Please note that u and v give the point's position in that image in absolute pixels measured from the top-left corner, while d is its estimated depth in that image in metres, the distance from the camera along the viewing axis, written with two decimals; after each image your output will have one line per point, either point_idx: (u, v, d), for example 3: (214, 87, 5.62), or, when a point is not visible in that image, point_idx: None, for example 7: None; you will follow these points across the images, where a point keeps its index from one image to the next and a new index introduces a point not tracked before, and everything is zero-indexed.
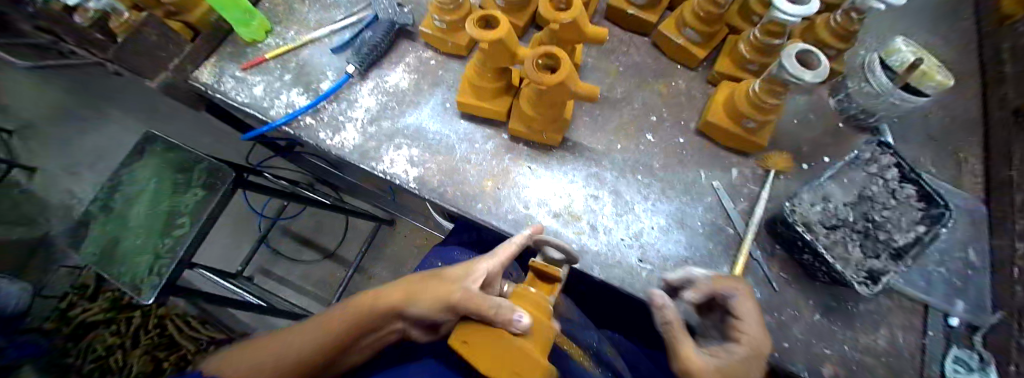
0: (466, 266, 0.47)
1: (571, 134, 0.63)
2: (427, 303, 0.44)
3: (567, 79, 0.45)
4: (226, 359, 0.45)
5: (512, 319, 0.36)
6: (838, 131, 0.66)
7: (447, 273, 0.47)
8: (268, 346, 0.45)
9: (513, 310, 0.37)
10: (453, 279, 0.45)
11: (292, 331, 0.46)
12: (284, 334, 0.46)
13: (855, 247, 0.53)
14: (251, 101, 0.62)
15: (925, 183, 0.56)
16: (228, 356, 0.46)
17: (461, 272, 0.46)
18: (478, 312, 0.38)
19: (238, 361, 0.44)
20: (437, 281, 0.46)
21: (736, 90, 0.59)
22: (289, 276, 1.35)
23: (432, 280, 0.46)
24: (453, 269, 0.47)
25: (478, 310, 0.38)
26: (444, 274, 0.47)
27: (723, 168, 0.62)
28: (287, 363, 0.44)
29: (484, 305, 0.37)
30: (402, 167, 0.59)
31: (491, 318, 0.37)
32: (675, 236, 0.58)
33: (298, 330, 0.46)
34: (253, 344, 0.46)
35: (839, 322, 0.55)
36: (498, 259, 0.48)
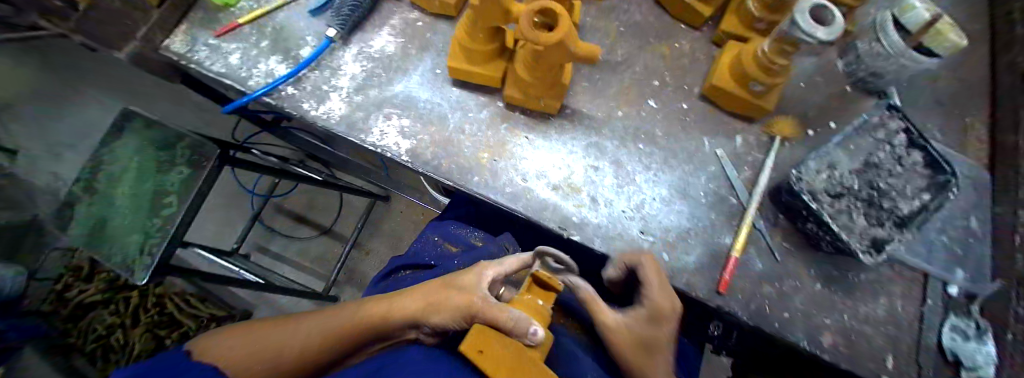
0: (480, 273, 0.47)
1: (570, 101, 0.60)
2: (445, 313, 0.44)
3: (566, 39, 0.42)
4: (226, 340, 0.46)
5: (529, 331, 0.36)
6: (846, 95, 0.63)
7: (462, 279, 0.47)
8: (272, 335, 0.47)
9: (533, 322, 0.37)
10: (471, 289, 0.44)
11: (290, 327, 0.47)
12: (282, 328, 0.47)
13: (860, 216, 0.52)
14: (228, 71, 0.58)
15: (934, 151, 0.54)
16: (226, 335, 0.47)
17: (477, 281, 0.46)
18: (498, 325, 0.37)
19: (236, 347, 0.46)
20: (453, 288, 0.46)
21: (744, 50, 0.55)
22: (285, 253, 1.34)
23: (449, 290, 0.46)
24: (469, 277, 0.47)
25: (497, 322, 0.37)
26: (459, 281, 0.47)
27: (727, 135, 0.60)
28: (288, 355, 0.45)
29: (507, 318, 0.37)
30: (393, 140, 0.56)
31: (515, 331, 0.36)
32: (677, 206, 0.56)
33: (303, 322, 0.48)
34: (256, 329, 0.48)
35: (839, 291, 0.55)
36: (507, 267, 0.49)
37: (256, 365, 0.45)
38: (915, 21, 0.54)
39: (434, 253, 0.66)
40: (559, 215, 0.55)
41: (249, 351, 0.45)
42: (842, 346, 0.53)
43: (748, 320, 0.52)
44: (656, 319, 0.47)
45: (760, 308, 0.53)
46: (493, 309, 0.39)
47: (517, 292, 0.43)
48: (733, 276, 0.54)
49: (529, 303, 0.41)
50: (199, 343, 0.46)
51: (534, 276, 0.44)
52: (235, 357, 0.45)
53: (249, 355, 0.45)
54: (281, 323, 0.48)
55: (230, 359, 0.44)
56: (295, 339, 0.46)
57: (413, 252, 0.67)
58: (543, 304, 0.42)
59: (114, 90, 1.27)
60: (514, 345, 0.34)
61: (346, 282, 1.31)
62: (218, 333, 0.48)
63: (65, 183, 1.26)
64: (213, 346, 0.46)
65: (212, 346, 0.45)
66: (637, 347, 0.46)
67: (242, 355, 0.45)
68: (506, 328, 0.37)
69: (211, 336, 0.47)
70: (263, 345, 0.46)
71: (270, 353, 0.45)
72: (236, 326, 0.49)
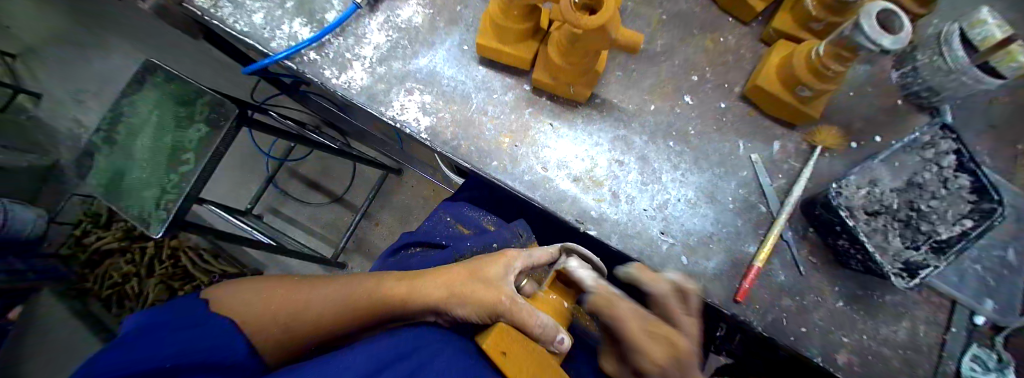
0: (508, 264, 0.47)
1: (600, 90, 0.57)
2: (470, 305, 0.44)
3: (608, 24, 0.40)
4: (243, 298, 0.46)
5: (557, 339, 0.41)
6: (896, 109, 0.59)
7: (489, 271, 0.46)
8: (288, 298, 0.46)
9: (559, 331, 0.41)
10: (502, 285, 0.44)
11: (306, 294, 0.47)
12: (297, 293, 0.47)
13: (896, 237, 0.49)
14: (251, 31, 0.56)
15: (984, 174, 0.49)
16: (242, 292, 0.46)
17: (505, 275, 0.46)
18: (526, 329, 0.40)
19: (249, 304, 0.45)
20: (480, 281, 0.45)
21: (796, 50, 0.52)
22: (297, 216, 1.35)
23: (475, 281, 0.45)
24: (495, 268, 0.46)
25: (526, 327, 0.40)
26: (485, 272, 0.46)
27: (764, 140, 0.57)
28: (304, 321, 0.45)
29: (536, 325, 0.40)
30: (414, 115, 0.54)
31: (542, 337, 0.40)
32: (702, 210, 0.54)
33: (321, 288, 0.47)
34: (274, 287, 0.47)
35: (861, 311, 0.53)
36: (534, 260, 0.49)
37: (270, 327, 0.44)
38: (986, 36, 0.50)
39: (446, 234, 0.65)
40: (578, 209, 0.53)
41: (262, 313, 0.45)
42: (857, 366, 0.51)
43: (763, 331, 0.51)
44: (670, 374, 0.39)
45: (776, 320, 0.51)
46: (522, 308, 0.41)
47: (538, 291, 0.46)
48: (752, 286, 0.52)
49: (552, 303, 0.45)
50: (216, 297, 0.46)
51: (557, 274, 0.46)
52: (252, 316, 0.44)
53: (265, 314, 0.44)
54: (299, 287, 0.47)
55: (245, 317, 0.44)
56: (313, 305, 0.46)
57: (425, 229, 0.66)
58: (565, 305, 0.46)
59: (137, 41, 1.23)
60: (533, 350, 0.38)
61: (354, 251, 1.32)
62: (235, 286, 0.47)
63: (88, 130, 1.28)
64: (231, 301, 0.45)
65: (232, 300, 0.45)
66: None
67: (258, 314, 0.44)
68: (535, 334, 0.40)
69: (229, 289, 0.47)
70: (276, 309, 0.45)
71: (287, 316, 0.45)
72: (254, 282, 0.48)
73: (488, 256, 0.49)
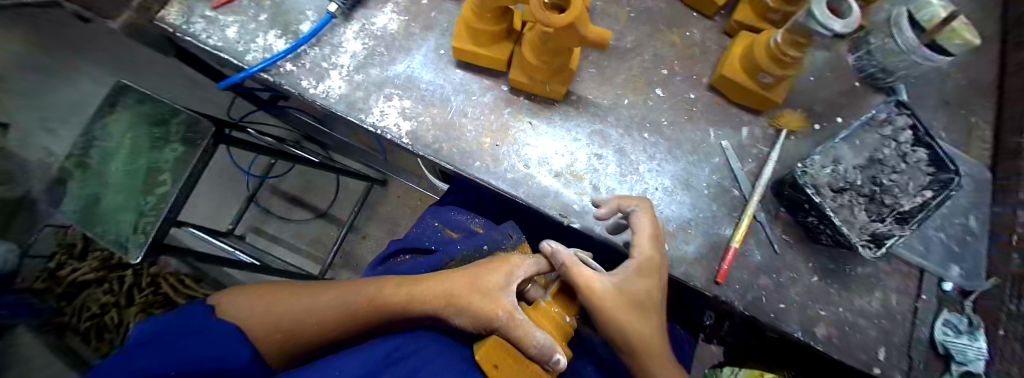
0: (510, 273, 0.47)
1: (575, 87, 0.60)
2: (468, 317, 0.44)
3: (578, 21, 0.42)
4: (248, 304, 0.46)
5: (555, 358, 0.39)
6: (855, 90, 0.62)
7: (491, 280, 0.46)
8: (293, 303, 0.46)
9: (557, 350, 0.39)
10: (500, 295, 0.43)
11: (310, 299, 0.46)
12: (301, 299, 0.47)
13: (861, 211, 0.51)
14: (225, 45, 0.56)
15: (939, 147, 0.53)
16: (247, 298, 0.46)
17: (506, 283, 0.45)
18: (523, 347, 0.39)
19: (256, 308, 0.45)
20: (481, 292, 0.44)
21: (756, 41, 0.54)
22: (280, 234, 1.32)
23: (476, 290, 0.45)
24: (497, 277, 0.46)
25: (522, 344, 0.39)
26: (484, 282, 0.45)
27: (734, 127, 0.59)
28: (307, 329, 0.45)
29: (532, 344, 0.39)
30: (394, 121, 0.55)
31: (538, 357, 0.39)
32: (680, 197, 0.56)
33: (320, 296, 0.47)
34: (273, 293, 0.47)
35: (836, 284, 0.55)
36: (540, 267, 0.48)
37: (274, 333, 0.44)
38: (930, 17, 0.52)
39: (434, 239, 0.65)
40: (560, 203, 0.54)
41: (267, 318, 0.45)
42: (835, 337, 0.53)
43: (744, 310, 0.52)
44: (643, 309, 0.45)
45: (756, 298, 0.53)
46: (520, 325, 0.40)
47: (542, 299, 0.45)
48: (731, 266, 0.53)
49: (553, 316, 0.44)
50: (224, 303, 0.47)
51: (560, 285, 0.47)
52: (256, 322, 0.44)
53: (269, 321, 0.44)
54: (302, 293, 0.47)
55: (250, 321, 0.44)
56: (315, 314, 0.45)
57: (412, 236, 0.66)
58: (567, 320, 0.44)
59: None
60: (528, 364, 0.39)
61: (342, 265, 1.30)
62: (237, 293, 0.48)
63: None
64: (238, 306, 0.46)
65: (235, 307, 0.46)
66: (626, 313, 0.43)
67: (260, 321, 0.44)
68: (532, 352, 0.39)
69: (237, 296, 0.47)
70: (280, 314, 0.45)
71: (290, 324, 0.45)
72: (260, 287, 0.48)
73: (490, 263, 0.48)
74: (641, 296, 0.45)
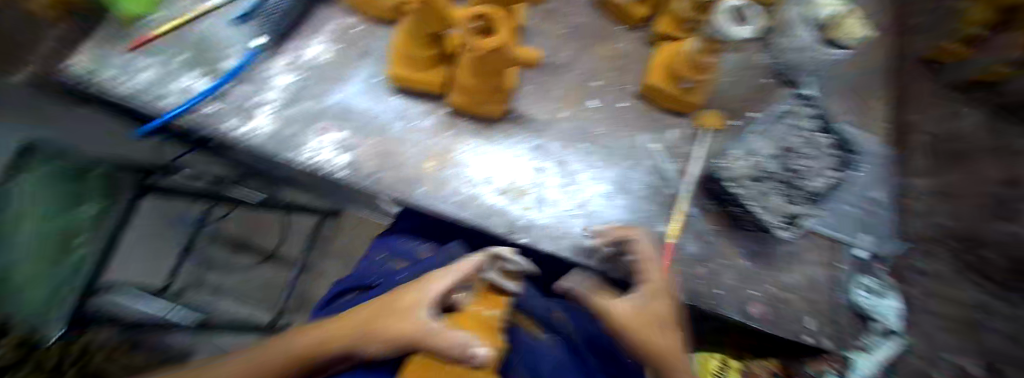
0: (424, 288, 0.41)
1: (514, 104, 0.62)
2: (378, 345, 0.37)
3: (504, 45, 0.44)
4: None
5: (475, 352, 0.33)
6: (764, 86, 0.68)
7: (399, 299, 0.40)
8: None
9: (480, 345, 0.33)
10: (411, 309, 0.38)
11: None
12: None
13: (778, 196, 0.56)
14: (139, 92, 0.54)
15: (839, 134, 0.62)
16: None
17: (416, 294, 0.40)
18: (446, 352, 0.34)
19: None
20: (388, 312, 0.38)
21: (676, 50, 0.59)
22: (226, 283, 1.25)
23: (382, 312, 0.39)
24: (408, 294, 0.40)
25: (445, 351, 0.34)
26: (393, 298, 0.39)
27: (661, 130, 0.63)
28: None
29: (455, 346, 0.34)
30: (328, 155, 0.54)
31: (463, 357, 0.33)
32: (619, 201, 0.59)
33: (209, 360, 0.40)
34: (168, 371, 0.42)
35: (764, 264, 0.60)
36: (459, 274, 0.43)
37: None
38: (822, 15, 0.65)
39: (379, 272, 0.62)
40: (507, 221, 0.56)
41: None
42: (768, 314, 0.57)
43: (686, 300, 0.55)
44: (656, 324, 0.43)
45: (694, 288, 0.56)
46: (439, 335, 0.35)
47: (467, 301, 0.45)
48: (671, 261, 0.57)
49: (477, 315, 0.43)
50: None
51: (489, 284, 0.48)
52: None
53: None
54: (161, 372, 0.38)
55: None
56: None
57: (357, 272, 0.63)
58: (490, 314, 0.44)
59: None
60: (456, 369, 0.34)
61: (296, 308, 1.26)
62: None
63: None
64: None
65: None
66: (649, 331, 0.43)
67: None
68: (456, 355, 0.34)
69: None
70: None
71: None
72: None
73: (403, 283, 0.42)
74: (665, 312, 0.45)
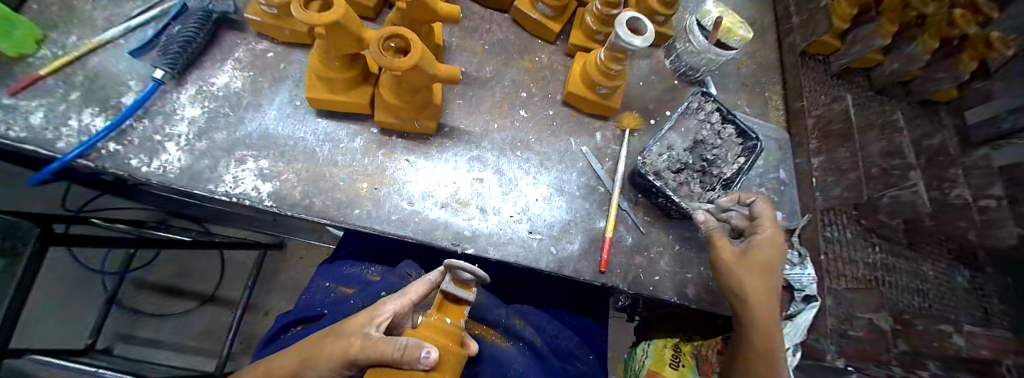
0: (371, 310, 0.45)
1: (446, 120, 0.63)
2: (323, 366, 0.41)
3: (420, 62, 0.45)
4: None
5: (420, 356, 0.36)
6: (676, 86, 0.75)
7: (348, 321, 0.44)
8: None
9: (425, 346, 0.36)
10: (354, 330, 0.42)
11: None
12: None
13: (697, 185, 0.62)
14: (29, 135, 0.49)
15: (739, 121, 0.65)
16: None
17: (364, 316, 0.44)
18: (391, 359, 0.36)
19: None
20: (333, 335, 0.42)
21: (589, 60, 0.63)
22: (157, 336, 1.13)
23: (331, 335, 0.43)
24: (357, 318, 0.44)
25: (385, 357, 0.37)
26: (345, 324, 0.44)
27: (589, 133, 0.67)
28: None
29: (396, 347, 0.36)
30: (251, 184, 0.52)
31: (405, 360, 0.36)
32: (557, 202, 0.61)
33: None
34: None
35: (696, 249, 0.62)
36: (405, 295, 0.47)
37: None
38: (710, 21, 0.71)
39: (327, 301, 0.61)
40: (451, 233, 0.56)
41: None
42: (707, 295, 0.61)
43: (629, 290, 0.57)
44: (769, 270, 0.51)
45: (635, 278, 0.59)
46: (378, 344, 0.38)
47: (428, 314, 0.42)
48: (611, 255, 0.59)
49: (438, 325, 0.41)
50: None
51: (444, 294, 0.43)
52: None
53: None
54: None
55: None
56: None
57: (303, 304, 0.61)
58: (451, 322, 0.41)
59: None
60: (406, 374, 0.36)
61: (242, 354, 1.15)
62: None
63: None
64: None
65: None
66: (756, 278, 0.50)
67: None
68: (400, 359, 0.36)
69: None
70: None
71: None
72: None
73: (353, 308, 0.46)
74: (766, 262, 0.51)
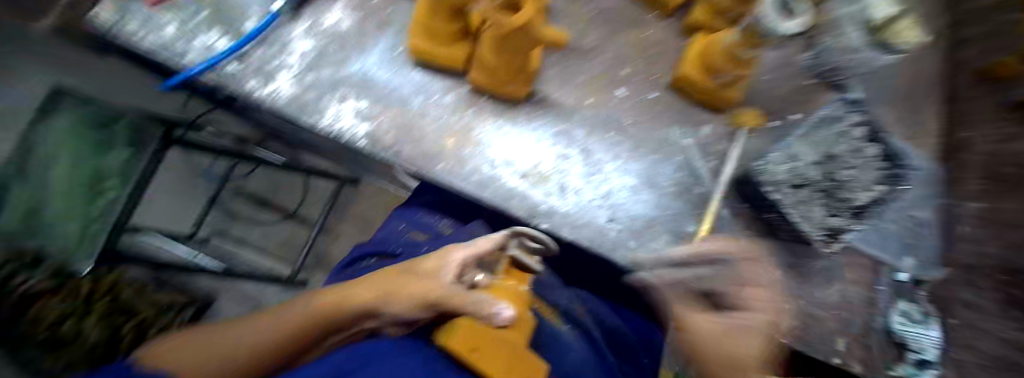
0: (446, 256, 0.44)
1: (539, 87, 0.58)
2: (404, 301, 0.40)
3: (530, 24, 0.41)
4: (170, 345, 0.39)
5: (497, 309, 0.35)
6: (809, 88, 0.63)
7: (426, 264, 0.44)
8: (219, 339, 0.40)
9: (501, 303, 0.36)
10: (431, 275, 0.41)
11: (237, 324, 0.42)
12: (226, 328, 0.42)
13: (819, 207, 0.52)
14: (162, 46, 0.53)
15: (890, 144, 0.57)
16: (177, 346, 0.39)
17: (434, 263, 0.44)
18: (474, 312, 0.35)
19: (185, 348, 0.39)
20: (416, 276, 0.42)
21: (710, 39, 0.55)
22: (247, 237, 1.27)
23: (409, 276, 0.43)
24: (433, 262, 0.44)
25: (461, 307, 0.36)
26: (422, 267, 0.44)
27: (695, 125, 0.59)
28: (238, 358, 0.39)
29: (472, 299, 0.36)
30: (350, 122, 0.52)
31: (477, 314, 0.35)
32: (644, 195, 0.56)
33: (250, 324, 0.42)
34: (193, 337, 0.40)
35: (798, 278, 0.56)
36: (477, 248, 0.45)
37: (197, 363, 0.38)
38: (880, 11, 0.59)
39: (399, 242, 0.62)
40: (527, 205, 0.53)
41: (191, 354, 0.38)
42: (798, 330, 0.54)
43: None
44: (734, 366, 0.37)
45: None
46: (459, 294, 0.37)
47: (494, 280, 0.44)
48: None
49: (512, 288, 0.43)
50: (156, 347, 0.40)
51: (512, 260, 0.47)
52: (173, 359, 0.37)
53: (195, 360, 0.38)
54: (227, 326, 0.42)
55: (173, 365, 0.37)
56: (241, 336, 0.41)
57: (380, 239, 0.64)
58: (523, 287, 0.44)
59: None
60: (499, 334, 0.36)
61: (314, 267, 1.26)
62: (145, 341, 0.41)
63: None
64: (163, 351, 0.38)
65: (163, 351, 0.38)
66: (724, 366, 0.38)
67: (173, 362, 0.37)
68: (472, 311, 0.35)
69: (162, 348, 0.39)
70: (197, 349, 0.39)
71: (219, 355, 0.38)
72: (184, 330, 0.43)
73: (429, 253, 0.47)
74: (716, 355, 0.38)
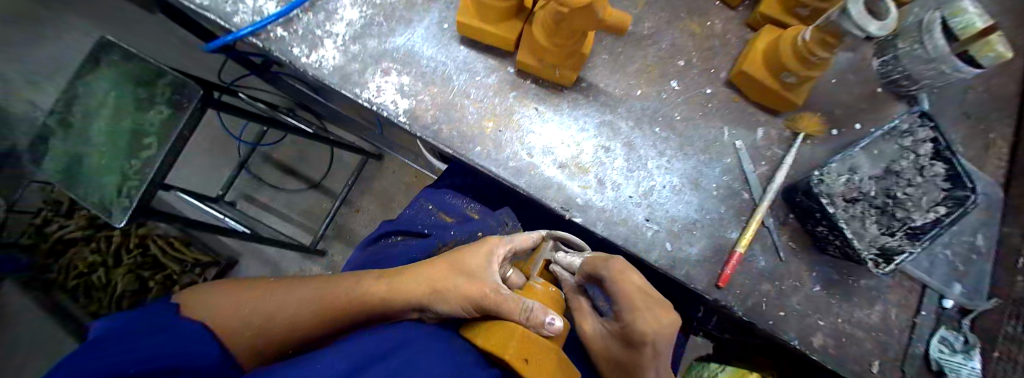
0: (490, 253, 0.44)
1: (587, 74, 0.56)
2: (451, 300, 0.41)
3: (596, 2, 0.38)
4: (217, 299, 0.43)
5: (546, 322, 0.36)
6: (877, 96, 0.59)
7: (472, 261, 0.43)
8: (263, 301, 0.43)
9: (548, 313, 0.36)
10: (480, 274, 0.42)
11: (284, 290, 0.45)
12: (272, 291, 0.44)
13: (872, 223, 0.50)
14: (211, 4, 0.52)
15: (960, 163, 0.49)
16: (221, 297, 0.43)
17: (480, 257, 0.43)
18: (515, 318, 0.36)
19: (232, 304, 0.42)
20: (463, 274, 0.42)
21: (782, 36, 0.50)
22: (272, 203, 1.29)
23: (455, 271, 0.43)
24: (477, 259, 0.43)
25: (510, 314, 0.36)
26: (467, 263, 0.43)
27: (749, 127, 0.56)
28: (282, 322, 0.42)
29: (518, 309, 0.36)
30: (391, 97, 0.52)
31: (528, 322, 0.36)
32: (687, 197, 0.54)
33: (291, 290, 0.45)
34: (241, 290, 0.44)
35: (838, 295, 0.54)
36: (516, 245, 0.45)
37: (248, 329, 0.41)
38: (966, 25, 0.49)
39: (428, 222, 0.62)
40: (563, 197, 0.52)
41: (237, 314, 0.41)
42: (831, 347, 0.53)
43: (743, 315, 0.52)
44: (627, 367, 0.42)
45: (755, 304, 0.53)
46: (508, 298, 0.37)
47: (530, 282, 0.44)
48: (734, 272, 0.53)
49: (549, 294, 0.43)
50: (193, 295, 0.43)
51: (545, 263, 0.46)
52: (223, 320, 0.41)
53: (243, 320, 0.41)
54: (272, 287, 0.45)
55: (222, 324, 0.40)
56: (288, 306, 0.43)
57: (406, 217, 0.63)
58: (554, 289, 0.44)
59: (95, 18, 1.09)
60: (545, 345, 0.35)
61: (334, 239, 1.27)
62: (203, 288, 0.45)
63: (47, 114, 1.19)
64: (210, 307, 0.41)
65: (211, 308, 0.41)
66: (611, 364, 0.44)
67: (226, 313, 0.41)
68: (521, 318, 0.36)
69: (209, 295, 0.43)
70: (246, 311, 0.42)
71: (264, 317, 0.42)
72: (226, 282, 0.45)
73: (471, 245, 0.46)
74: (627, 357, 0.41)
